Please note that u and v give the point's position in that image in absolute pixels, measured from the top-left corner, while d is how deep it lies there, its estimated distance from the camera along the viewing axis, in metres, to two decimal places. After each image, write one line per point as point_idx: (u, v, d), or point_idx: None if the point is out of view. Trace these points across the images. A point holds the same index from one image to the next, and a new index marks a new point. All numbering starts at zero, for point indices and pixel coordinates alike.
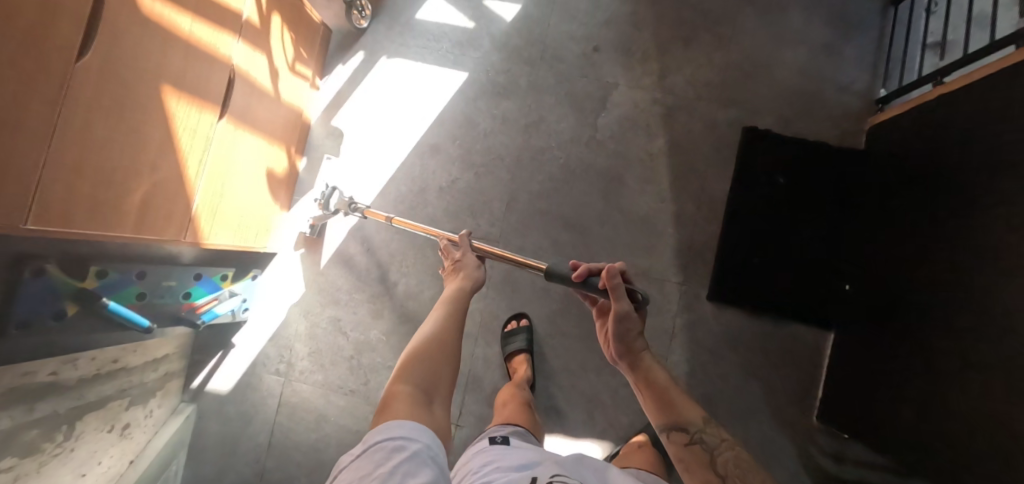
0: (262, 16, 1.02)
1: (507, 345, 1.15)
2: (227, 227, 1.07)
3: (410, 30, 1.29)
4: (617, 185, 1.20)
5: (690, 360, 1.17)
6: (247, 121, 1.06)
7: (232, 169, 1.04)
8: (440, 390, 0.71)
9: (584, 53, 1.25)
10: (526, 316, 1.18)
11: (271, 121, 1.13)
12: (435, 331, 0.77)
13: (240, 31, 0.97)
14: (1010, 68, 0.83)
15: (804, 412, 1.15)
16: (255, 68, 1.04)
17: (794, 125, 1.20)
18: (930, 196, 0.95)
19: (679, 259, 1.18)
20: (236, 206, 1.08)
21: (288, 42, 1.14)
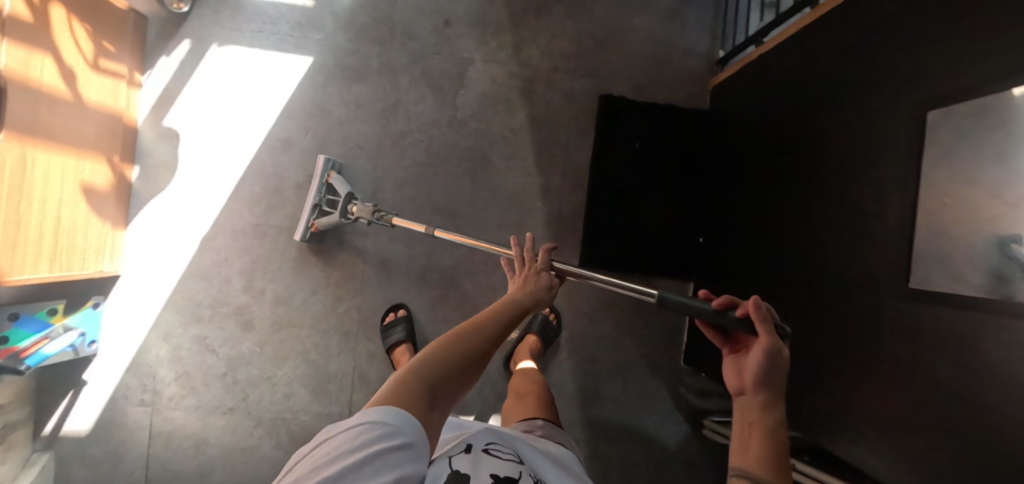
0: (32, 8, 0.86)
1: (387, 338, 1.11)
2: (37, 258, 0.93)
3: (241, 12, 1.16)
4: (483, 164, 1.19)
5: (570, 327, 1.22)
6: (39, 133, 0.91)
7: (29, 190, 0.90)
8: (439, 402, 0.53)
9: (436, 29, 1.20)
10: (404, 306, 1.16)
11: (76, 130, 0.99)
12: (500, 325, 0.64)
13: (4, 29, 0.81)
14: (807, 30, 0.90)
15: (673, 357, 1.25)
16: (37, 70, 0.90)
17: (645, 91, 1.25)
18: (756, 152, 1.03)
19: (550, 231, 1.21)
20: (46, 231, 0.95)
21: (83, 37, 0.99)
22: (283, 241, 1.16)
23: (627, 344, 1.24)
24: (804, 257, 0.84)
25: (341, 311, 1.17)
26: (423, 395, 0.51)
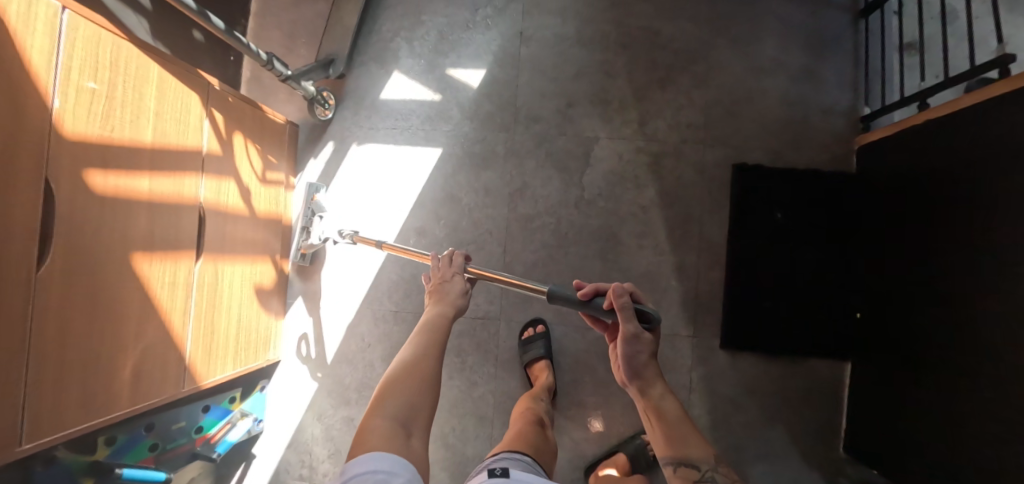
0: (222, 142, 1.00)
1: (526, 353, 1.14)
2: (225, 357, 1.05)
3: (376, 112, 1.25)
4: (613, 244, 1.16)
5: (713, 412, 1.14)
6: (227, 249, 1.03)
7: (220, 300, 1.02)
8: (418, 417, 0.68)
9: (558, 111, 1.20)
10: (543, 322, 1.17)
11: (252, 240, 1.11)
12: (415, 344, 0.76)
13: (202, 168, 0.95)
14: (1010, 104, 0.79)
15: (830, 445, 1.14)
16: (224, 192, 1.02)
17: (783, 156, 1.16)
18: (936, 233, 0.91)
19: (688, 311, 1.15)
20: (231, 333, 1.07)
21: (256, 156, 1.11)
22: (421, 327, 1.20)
23: (777, 431, 1.14)
24: None
25: (477, 394, 1.19)
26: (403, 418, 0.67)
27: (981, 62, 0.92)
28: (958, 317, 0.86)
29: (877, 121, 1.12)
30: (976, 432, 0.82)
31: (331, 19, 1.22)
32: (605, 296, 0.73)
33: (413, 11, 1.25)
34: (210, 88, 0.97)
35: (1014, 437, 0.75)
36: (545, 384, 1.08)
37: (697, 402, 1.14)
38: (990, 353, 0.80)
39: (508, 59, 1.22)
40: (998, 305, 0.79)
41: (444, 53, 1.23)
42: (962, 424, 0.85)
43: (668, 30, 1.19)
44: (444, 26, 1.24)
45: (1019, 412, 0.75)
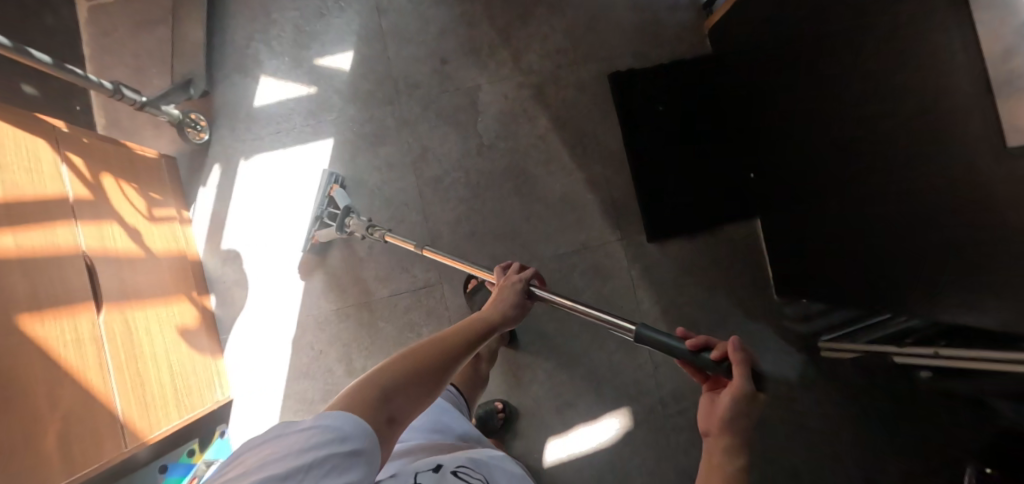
0: (88, 185, 0.93)
1: (473, 299, 1.15)
2: (166, 407, 0.99)
3: (254, 121, 1.21)
4: (525, 178, 1.20)
5: (660, 301, 1.22)
6: (132, 295, 0.97)
7: (140, 348, 0.95)
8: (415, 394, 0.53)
9: (435, 70, 1.22)
10: (487, 273, 1.19)
11: (158, 282, 1.04)
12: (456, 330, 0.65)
13: (74, 215, 0.88)
14: None
15: (764, 295, 1.25)
16: (111, 238, 0.95)
17: (648, 56, 1.25)
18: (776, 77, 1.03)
19: (610, 218, 1.21)
20: (165, 380, 1.00)
21: (135, 195, 1.04)
22: (368, 316, 1.19)
23: (719, 298, 1.24)
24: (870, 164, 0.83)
25: None
26: (403, 385, 0.52)
27: None
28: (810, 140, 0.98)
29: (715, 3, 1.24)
30: (853, 228, 0.93)
31: (176, 37, 1.17)
32: (714, 347, 0.57)
33: (262, 13, 1.22)
34: (57, 131, 0.90)
35: (874, 216, 0.86)
36: (495, 327, 1.13)
37: (644, 296, 1.22)
38: (837, 157, 0.91)
39: (372, 35, 1.22)
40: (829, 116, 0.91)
41: (306, 45, 1.22)
42: (842, 227, 0.96)
43: None
44: (298, 20, 1.22)
45: (870, 196, 0.86)
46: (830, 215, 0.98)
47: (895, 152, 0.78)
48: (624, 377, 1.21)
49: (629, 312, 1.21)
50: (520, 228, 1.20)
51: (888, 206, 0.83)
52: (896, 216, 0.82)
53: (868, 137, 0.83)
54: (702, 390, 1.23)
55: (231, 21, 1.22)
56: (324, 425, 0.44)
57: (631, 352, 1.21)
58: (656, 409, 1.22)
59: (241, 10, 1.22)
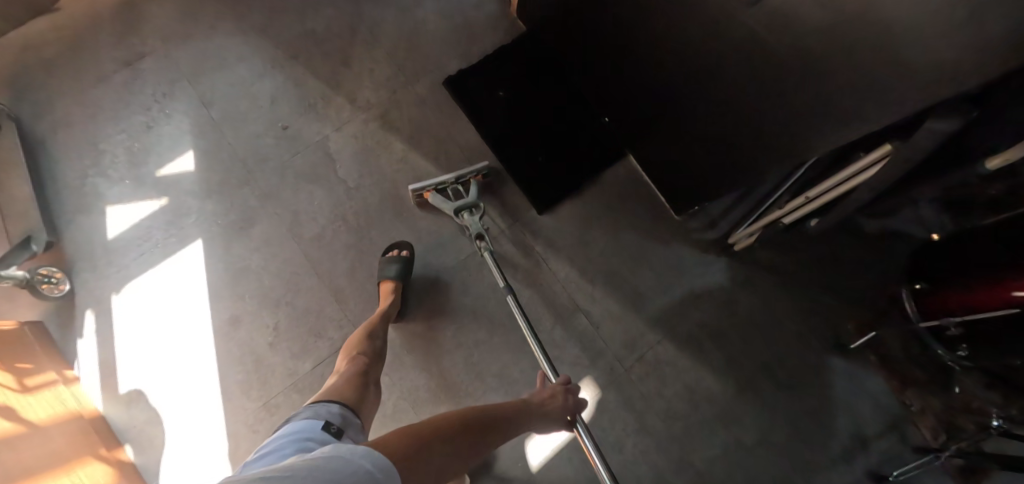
0: None
1: (382, 272, 1.10)
2: None
3: (114, 252, 1.16)
4: (402, 202, 1.20)
5: (574, 263, 1.23)
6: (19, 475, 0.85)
7: None
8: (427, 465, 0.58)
9: (279, 138, 1.22)
10: (407, 246, 1.15)
11: (51, 451, 0.93)
12: (464, 414, 0.71)
13: None
14: None
15: (667, 219, 1.28)
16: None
17: (473, 52, 1.31)
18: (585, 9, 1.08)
19: (496, 207, 1.23)
20: None
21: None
22: (297, 397, 1.11)
23: (627, 238, 1.26)
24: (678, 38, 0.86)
25: (390, 410, 1.12)
26: (406, 463, 0.56)
27: None
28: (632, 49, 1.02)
29: None
30: (695, 108, 0.95)
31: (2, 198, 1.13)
32: None
33: (89, 148, 1.20)
34: None
35: (703, 85, 0.88)
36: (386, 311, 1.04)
37: (557, 265, 1.22)
38: (656, 50, 0.95)
39: (205, 128, 1.22)
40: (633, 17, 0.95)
41: (143, 161, 1.20)
42: (688, 114, 0.98)
43: (319, 24, 1.29)
44: (128, 141, 1.21)
45: (691, 71, 0.89)
46: (677, 114, 1.02)
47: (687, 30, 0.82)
48: (572, 348, 1.20)
49: (550, 285, 1.21)
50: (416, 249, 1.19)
51: (705, 73, 0.85)
52: (712, 89, 0.86)
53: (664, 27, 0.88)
54: (649, 328, 1.23)
55: (59, 167, 1.19)
56: (356, 457, 0.49)
57: (568, 321, 1.20)
58: (615, 365, 1.20)
59: (67, 153, 1.20)
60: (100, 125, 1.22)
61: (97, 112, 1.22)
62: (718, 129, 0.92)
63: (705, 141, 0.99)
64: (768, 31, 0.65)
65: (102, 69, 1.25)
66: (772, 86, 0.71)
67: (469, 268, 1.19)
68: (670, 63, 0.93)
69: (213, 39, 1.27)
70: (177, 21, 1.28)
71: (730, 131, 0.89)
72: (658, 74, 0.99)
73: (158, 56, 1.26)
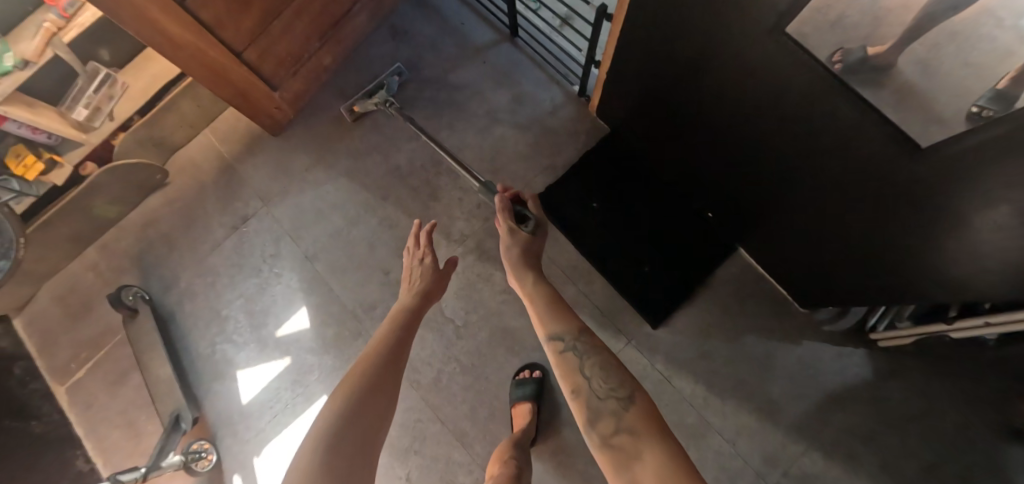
0: None
1: (513, 392, 1.12)
2: None
3: (250, 416, 1.21)
4: (511, 335, 1.18)
5: (698, 376, 1.15)
6: None
7: None
8: (361, 446, 0.60)
9: (383, 283, 1.24)
10: (537, 366, 1.15)
11: None
12: (363, 366, 0.71)
13: None
14: (625, 37, 0.96)
15: (793, 314, 1.18)
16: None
17: (557, 163, 1.28)
18: (687, 127, 1.02)
19: (608, 326, 1.18)
20: None
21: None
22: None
23: (752, 342, 1.17)
24: (835, 178, 0.78)
25: None
26: (350, 443, 0.60)
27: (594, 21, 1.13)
28: (756, 170, 0.94)
29: (588, 89, 1.29)
30: (858, 230, 0.86)
31: (149, 381, 1.20)
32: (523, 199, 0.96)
33: (214, 316, 1.28)
34: None
35: (874, 215, 0.79)
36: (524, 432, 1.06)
37: (681, 382, 1.15)
38: (795, 180, 0.87)
39: (313, 282, 1.26)
40: (762, 149, 0.87)
41: (263, 323, 1.26)
42: (843, 233, 0.89)
43: (402, 160, 1.31)
44: (246, 305, 1.27)
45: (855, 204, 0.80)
46: (822, 228, 0.93)
47: (785, 156, 0.84)
48: (711, 471, 1.12)
49: (677, 405, 1.14)
50: None
51: (876, 207, 0.77)
52: (834, 204, 0.84)
53: (757, 149, 0.89)
54: (792, 439, 1.13)
55: (191, 338, 1.27)
56: None
57: (701, 441, 1.13)
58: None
59: (196, 324, 1.28)
60: (219, 291, 1.29)
61: (215, 280, 1.30)
62: (896, 251, 0.83)
63: (867, 254, 0.90)
64: (897, 164, 0.65)
65: (213, 236, 1.32)
66: (943, 207, 0.67)
67: None
68: (816, 191, 0.85)
69: (308, 192, 1.32)
70: (273, 179, 1.34)
71: (919, 255, 0.80)
72: (794, 196, 0.91)
73: (260, 217, 1.32)
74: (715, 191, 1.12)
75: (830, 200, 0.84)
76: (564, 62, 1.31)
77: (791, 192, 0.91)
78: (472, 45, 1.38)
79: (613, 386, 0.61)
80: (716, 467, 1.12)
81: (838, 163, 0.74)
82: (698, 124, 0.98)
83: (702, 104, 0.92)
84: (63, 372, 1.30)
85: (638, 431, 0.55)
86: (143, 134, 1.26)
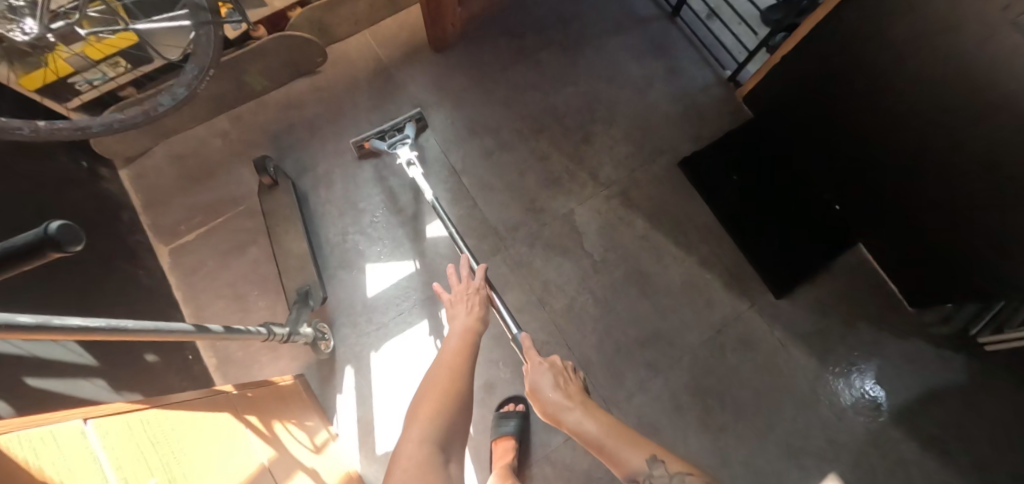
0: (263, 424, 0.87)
1: (497, 429, 1.08)
2: None
3: (373, 310, 1.20)
4: (646, 279, 1.24)
5: (811, 351, 1.23)
6: None
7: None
8: (451, 437, 0.64)
9: (527, 209, 1.28)
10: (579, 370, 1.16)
11: None
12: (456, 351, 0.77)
13: (247, 427, 0.82)
14: (818, 26, 1.09)
15: (899, 311, 1.27)
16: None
17: (703, 135, 1.38)
18: (842, 109, 1.14)
19: (733, 289, 1.25)
20: None
21: (232, 395, 0.86)
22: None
23: (861, 328, 1.25)
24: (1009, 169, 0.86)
25: None
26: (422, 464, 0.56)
27: (774, 24, 1.29)
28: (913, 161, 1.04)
29: (742, 76, 1.41)
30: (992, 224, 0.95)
31: (278, 253, 1.18)
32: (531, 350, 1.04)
33: (349, 206, 1.27)
34: (231, 396, 0.85)
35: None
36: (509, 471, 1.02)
37: (796, 352, 1.22)
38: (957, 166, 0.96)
39: (459, 195, 1.29)
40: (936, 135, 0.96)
41: (400, 223, 1.26)
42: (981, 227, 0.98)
43: (561, 101, 1.38)
44: (386, 202, 1.27)
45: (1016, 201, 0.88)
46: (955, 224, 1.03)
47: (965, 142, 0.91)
48: (817, 440, 1.16)
49: (791, 370, 1.20)
50: (660, 327, 1.21)
51: None
52: (952, 190, 1.00)
53: (931, 136, 0.97)
54: (893, 425, 1.18)
55: (323, 224, 1.26)
56: None
57: (809, 410, 1.18)
58: (863, 463, 1.15)
59: (328, 211, 1.27)
60: (359, 185, 1.29)
61: (356, 172, 1.30)
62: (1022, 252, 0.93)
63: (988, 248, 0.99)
64: None
65: (361, 132, 1.33)
66: None
67: (710, 352, 1.20)
68: (976, 184, 0.94)
69: (464, 110, 1.36)
70: (428, 91, 1.37)
71: None
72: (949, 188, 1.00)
73: None
74: (852, 173, 1.21)
75: (987, 190, 0.93)
76: (727, 49, 1.43)
77: (917, 168, 1.04)
78: (638, 15, 1.48)
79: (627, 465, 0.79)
80: (821, 436, 1.17)
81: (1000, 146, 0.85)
82: (869, 109, 1.07)
83: (867, 94, 1.06)
84: (171, 232, 1.25)
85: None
86: (317, 15, 1.26)
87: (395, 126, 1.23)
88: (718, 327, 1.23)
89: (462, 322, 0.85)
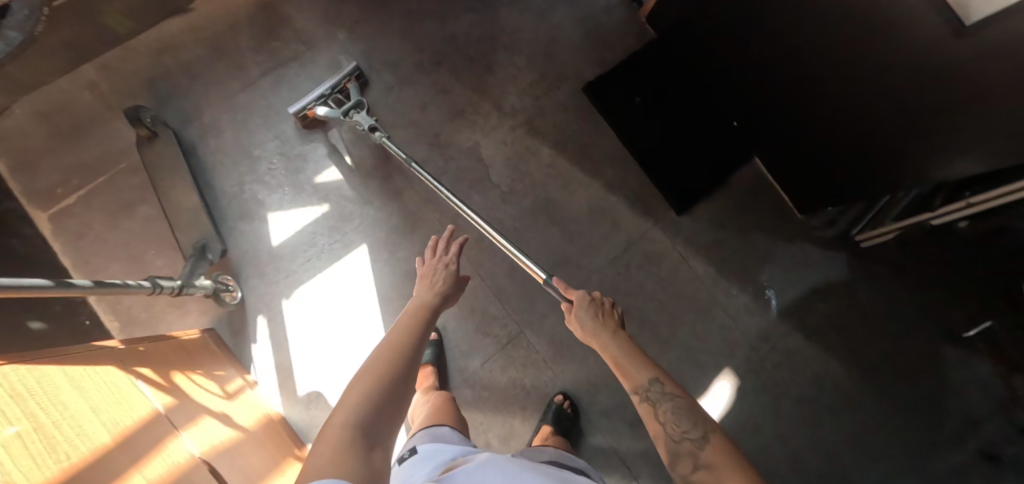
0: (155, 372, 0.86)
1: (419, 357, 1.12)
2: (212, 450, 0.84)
3: (279, 258, 1.18)
4: (554, 207, 1.27)
5: (709, 262, 1.31)
6: (117, 446, 0.67)
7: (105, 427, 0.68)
8: (388, 426, 0.57)
9: (431, 145, 1.25)
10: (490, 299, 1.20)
11: (250, 460, 0.91)
12: (364, 392, 0.58)
13: (135, 375, 0.82)
14: None
15: (790, 217, 1.35)
16: (15, 434, 0.54)
17: (607, 58, 1.37)
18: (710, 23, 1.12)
19: (637, 210, 1.30)
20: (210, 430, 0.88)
21: (118, 348, 0.84)
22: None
23: (755, 237, 1.33)
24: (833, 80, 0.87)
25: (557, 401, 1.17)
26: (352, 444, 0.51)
27: None
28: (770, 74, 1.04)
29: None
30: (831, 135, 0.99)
31: (168, 207, 1.13)
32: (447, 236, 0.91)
33: (244, 155, 1.21)
34: (118, 350, 0.84)
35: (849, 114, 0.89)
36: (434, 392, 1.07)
37: (696, 264, 1.30)
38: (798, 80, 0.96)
39: (359, 135, 1.24)
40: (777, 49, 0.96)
41: (300, 168, 1.22)
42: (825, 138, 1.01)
43: (460, 29, 1.32)
44: (281, 148, 1.22)
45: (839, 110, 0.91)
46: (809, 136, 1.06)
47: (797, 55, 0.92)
48: (714, 341, 1.27)
49: (691, 280, 1.29)
50: (569, 251, 1.25)
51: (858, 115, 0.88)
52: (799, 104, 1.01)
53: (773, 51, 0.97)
54: (780, 321, 1.30)
55: (216, 175, 1.20)
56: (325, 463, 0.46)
57: (707, 315, 1.28)
58: (753, 358, 1.27)
59: (221, 161, 1.21)
60: (252, 131, 1.23)
61: (246, 118, 1.23)
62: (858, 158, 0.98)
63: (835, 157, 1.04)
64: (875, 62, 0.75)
65: (247, 74, 1.25)
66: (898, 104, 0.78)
67: (615, 271, 1.26)
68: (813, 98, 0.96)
69: (357, 44, 1.29)
70: (316, 25, 1.28)
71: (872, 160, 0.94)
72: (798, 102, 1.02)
73: (301, 61, 1.27)
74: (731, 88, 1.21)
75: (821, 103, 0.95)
76: None
77: (798, 113, 1.03)
78: None
79: (687, 430, 0.66)
80: (717, 337, 1.28)
81: (819, 60, 0.86)
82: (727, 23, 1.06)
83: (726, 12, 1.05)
84: (47, 196, 1.16)
85: (693, 405, 0.68)
86: None
87: (336, 88, 1.19)
88: (624, 247, 1.28)
89: (422, 299, 0.81)
